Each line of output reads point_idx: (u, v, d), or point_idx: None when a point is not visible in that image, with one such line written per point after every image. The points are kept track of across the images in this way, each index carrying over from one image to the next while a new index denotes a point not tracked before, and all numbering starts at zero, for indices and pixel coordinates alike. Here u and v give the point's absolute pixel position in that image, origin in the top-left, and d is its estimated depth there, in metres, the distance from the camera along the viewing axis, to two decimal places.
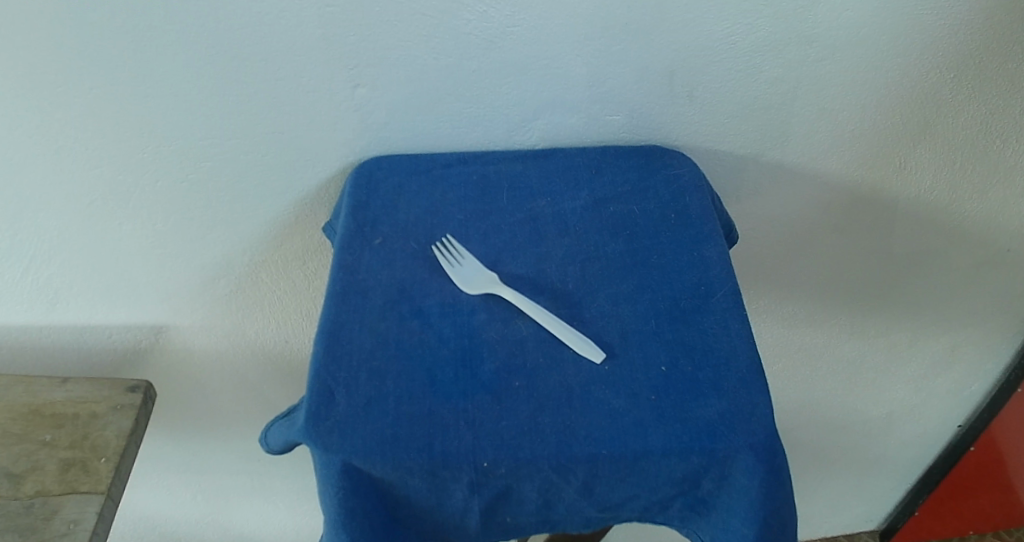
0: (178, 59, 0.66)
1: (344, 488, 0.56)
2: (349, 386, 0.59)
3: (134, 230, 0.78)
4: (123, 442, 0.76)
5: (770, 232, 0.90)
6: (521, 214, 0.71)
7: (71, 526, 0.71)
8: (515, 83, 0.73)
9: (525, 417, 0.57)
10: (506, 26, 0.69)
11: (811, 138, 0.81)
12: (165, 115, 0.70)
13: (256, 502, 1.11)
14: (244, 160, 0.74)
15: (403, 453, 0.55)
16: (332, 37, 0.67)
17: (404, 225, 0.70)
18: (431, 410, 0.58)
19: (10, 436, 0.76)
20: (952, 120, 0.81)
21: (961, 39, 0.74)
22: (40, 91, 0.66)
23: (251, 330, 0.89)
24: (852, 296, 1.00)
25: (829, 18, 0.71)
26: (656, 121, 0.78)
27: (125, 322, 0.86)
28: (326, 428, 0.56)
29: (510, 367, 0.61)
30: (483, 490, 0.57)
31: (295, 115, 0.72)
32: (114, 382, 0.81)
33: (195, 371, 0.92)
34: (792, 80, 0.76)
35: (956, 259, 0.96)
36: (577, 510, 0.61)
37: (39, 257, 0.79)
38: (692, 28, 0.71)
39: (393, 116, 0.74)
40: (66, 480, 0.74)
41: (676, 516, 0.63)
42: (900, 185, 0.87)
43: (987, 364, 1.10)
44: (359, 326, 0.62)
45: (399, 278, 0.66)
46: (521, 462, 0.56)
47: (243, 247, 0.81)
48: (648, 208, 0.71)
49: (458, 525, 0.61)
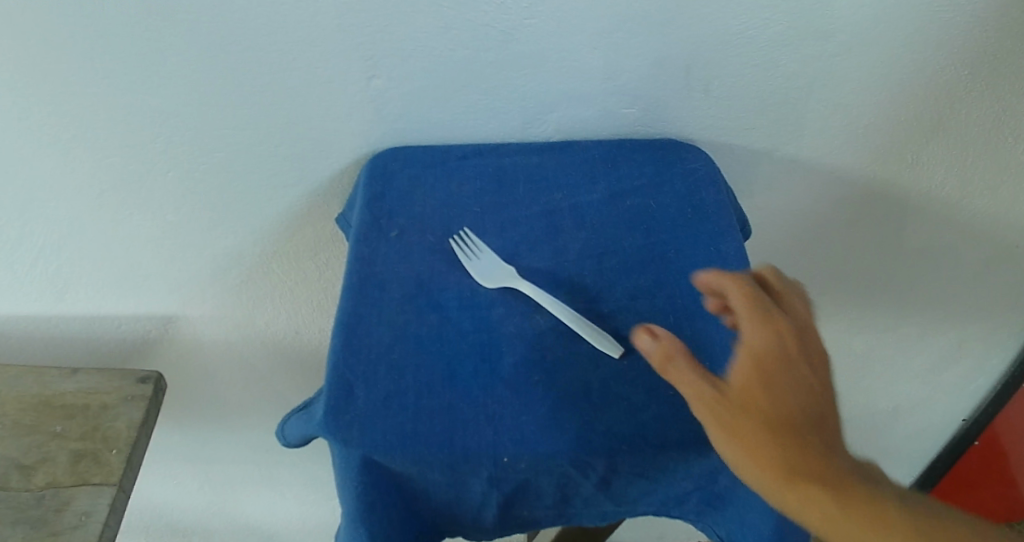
0: (191, 50, 0.66)
1: (363, 482, 0.57)
2: (368, 379, 0.58)
3: (145, 220, 0.77)
4: (134, 434, 0.76)
5: (782, 225, 0.91)
6: (538, 208, 0.71)
7: (82, 518, 0.70)
8: (531, 76, 0.73)
9: (544, 412, 0.58)
10: (523, 19, 0.68)
11: (825, 132, 0.81)
12: (176, 105, 0.69)
13: (264, 494, 1.11)
14: (258, 151, 0.74)
15: (423, 448, 0.56)
16: (347, 28, 0.67)
17: (421, 216, 0.70)
18: (451, 404, 0.58)
19: (21, 427, 0.75)
20: (965, 118, 0.81)
21: (977, 35, 0.74)
22: (52, 80, 0.65)
23: (261, 321, 0.88)
24: (858, 292, 1.01)
25: (846, 15, 0.71)
26: (671, 114, 0.77)
27: (134, 312, 0.85)
28: (346, 423, 0.56)
29: (530, 361, 0.60)
30: (502, 484, 0.57)
31: (309, 106, 0.71)
32: (125, 373, 0.80)
33: (204, 361, 0.91)
34: (808, 74, 0.75)
35: (966, 254, 0.96)
36: (594, 503, 0.61)
37: (49, 249, 0.78)
38: (709, 22, 0.71)
39: (408, 108, 0.73)
40: (76, 472, 0.73)
41: (692, 511, 0.63)
42: (912, 181, 0.87)
43: (992, 359, 1.10)
44: (377, 319, 0.62)
45: (416, 271, 0.66)
46: (542, 457, 0.56)
47: (254, 238, 0.81)
48: (665, 203, 0.71)
49: (475, 520, 0.61)
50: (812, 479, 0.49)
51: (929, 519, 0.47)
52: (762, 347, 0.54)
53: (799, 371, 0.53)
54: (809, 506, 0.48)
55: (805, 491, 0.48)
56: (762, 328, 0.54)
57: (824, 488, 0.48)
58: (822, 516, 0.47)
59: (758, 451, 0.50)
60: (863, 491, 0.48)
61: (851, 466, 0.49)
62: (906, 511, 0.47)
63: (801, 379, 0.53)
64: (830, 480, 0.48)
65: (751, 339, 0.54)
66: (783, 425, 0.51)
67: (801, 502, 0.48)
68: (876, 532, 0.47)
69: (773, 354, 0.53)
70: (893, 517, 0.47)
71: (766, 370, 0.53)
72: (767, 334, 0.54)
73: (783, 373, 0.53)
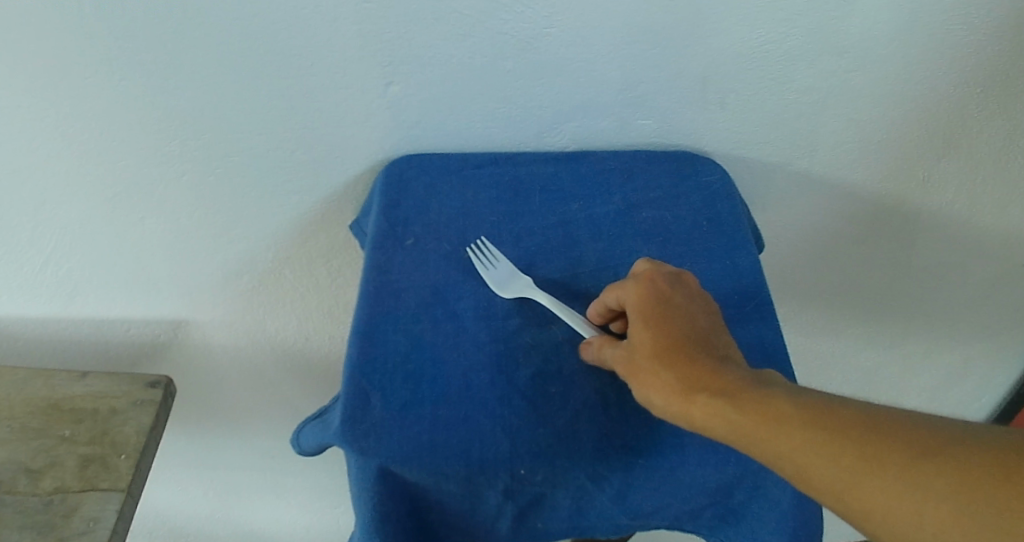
0: (209, 53, 0.65)
1: (379, 493, 0.56)
2: (385, 389, 0.58)
3: (158, 223, 0.76)
4: (143, 439, 0.75)
5: (794, 238, 0.91)
6: (554, 218, 0.71)
7: (91, 524, 0.70)
8: (547, 85, 0.73)
9: (561, 424, 0.58)
10: (542, 27, 0.68)
11: (839, 147, 0.81)
12: (193, 108, 0.69)
13: (268, 500, 1.10)
14: (274, 155, 0.73)
15: (440, 460, 0.55)
16: (367, 34, 0.66)
17: (437, 225, 0.69)
18: (467, 415, 0.57)
19: (30, 431, 0.75)
20: (976, 136, 0.81)
21: (991, 54, 0.74)
22: (69, 82, 0.65)
23: (271, 326, 0.88)
24: (866, 307, 1.01)
25: (863, 31, 0.71)
26: (687, 126, 0.77)
27: (143, 316, 0.85)
28: (363, 432, 0.56)
29: (546, 373, 0.60)
30: (518, 496, 0.57)
31: (326, 111, 0.71)
32: (134, 378, 0.79)
33: (213, 366, 0.91)
34: (823, 89, 0.75)
35: (974, 272, 0.96)
36: (609, 517, 0.60)
37: (60, 251, 0.77)
38: (727, 35, 0.71)
39: (424, 115, 0.73)
40: (85, 477, 0.73)
41: (706, 526, 0.62)
42: (923, 198, 0.87)
43: (996, 376, 1.11)
44: (393, 328, 0.62)
45: (432, 280, 0.65)
46: (558, 469, 0.56)
47: (267, 242, 0.80)
48: (681, 215, 0.71)
49: (489, 532, 0.61)
50: (707, 393, 0.51)
51: (821, 407, 0.49)
52: (640, 294, 0.57)
53: (681, 307, 0.57)
54: (710, 419, 0.50)
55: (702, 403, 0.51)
56: (636, 280, 0.58)
57: (719, 399, 0.51)
58: (724, 425, 0.50)
59: (655, 378, 0.53)
60: (755, 394, 0.50)
61: (743, 376, 0.52)
62: (800, 402, 0.49)
63: (680, 313, 0.56)
64: (725, 389, 0.51)
65: (628, 294, 0.58)
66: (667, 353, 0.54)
67: (702, 415, 0.51)
68: (777, 429, 0.49)
69: (653, 295, 0.57)
70: (788, 410, 0.49)
71: (648, 311, 0.56)
72: (644, 280, 0.58)
73: (660, 311, 0.56)
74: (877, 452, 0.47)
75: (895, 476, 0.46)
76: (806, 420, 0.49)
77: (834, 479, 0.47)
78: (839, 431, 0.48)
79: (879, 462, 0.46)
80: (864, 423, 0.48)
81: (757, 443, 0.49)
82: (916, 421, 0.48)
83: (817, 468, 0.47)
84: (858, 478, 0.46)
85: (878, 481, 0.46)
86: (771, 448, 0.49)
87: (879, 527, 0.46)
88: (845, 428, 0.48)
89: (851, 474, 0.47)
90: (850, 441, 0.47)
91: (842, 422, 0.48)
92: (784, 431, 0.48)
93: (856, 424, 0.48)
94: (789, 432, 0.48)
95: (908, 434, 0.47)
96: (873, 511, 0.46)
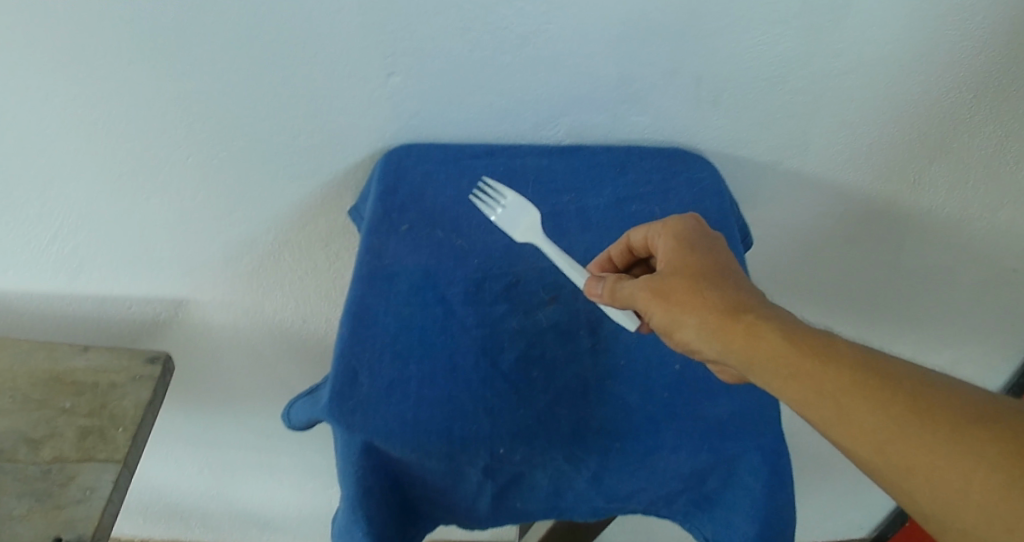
0: (216, 39, 0.67)
1: (363, 467, 0.58)
2: (373, 368, 0.60)
3: (161, 204, 0.79)
4: (141, 412, 0.77)
5: (784, 237, 0.92)
6: (545, 208, 0.73)
7: (87, 493, 0.73)
8: (545, 79, 0.74)
9: (541, 407, 0.61)
10: (541, 24, 0.70)
11: (829, 149, 0.83)
12: (199, 93, 0.71)
13: (262, 479, 1.12)
14: (276, 140, 0.75)
15: (422, 437, 0.58)
16: (370, 25, 0.68)
17: (431, 212, 0.70)
18: (451, 395, 0.60)
19: (30, 402, 0.77)
20: (967, 143, 0.82)
21: (981, 62, 0.75)
22: (79, 63, 0.67)
23: (269, 309, 0.90)
24: (856, 307, 1.02)
25: (854, 34, 0.73)
26: (680, 124, 0.79)
27: (145, 295, 0.87)
28: (350, 408, 0.58)
29: (530, 356, 0.63)
30: (497, 475, 0.60)
31: (328, 100, 0.73)
32: (134, 353, 0.81)
33: (211, 345, 0.93)
34: (815, 91, 0.77)
35: (963, 276, 0.97)
36: (584, 499, 0.63)
37: (66, 227, 0.79)
38: (722, 36, 0.72)
39: (423, 106, 0.75)
40: (83, 448, 0.75)
41: (680, 511, 0.64)
42: (913, 200, 0.88)
43: (983, 380, 1.12)
44: (385, 309, 0.63)
45: (424, 265, 0.67)
46: (536, 450, 0.59)
47: (268, 226, 0.82)
48: (668, 209, 0.74)
49: (469, 510, 0.63)
50: (749, 325, 0.56)
51: (867, 357, 0.54)
52: (685, 234, 0.62)
53: (721, 249, 0.61)
54: (757, 347, 0.55)
55: (750, 335, 0.55)
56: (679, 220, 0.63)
57: (763, 330, 0.55)
58: (771, 356, 0.55)
59: (701, 307, 0.57)
60: (798, 333, 0.55)
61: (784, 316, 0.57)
62: (847, 348, 0.54)
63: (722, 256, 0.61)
64: (771, 322, 0.56)
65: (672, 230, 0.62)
66: (711, 288, 0.58)
67: (745, 345, 0.55)
68: (823, 367, 0.54)
69: (697, 238, 0.61)
70: (828, 352, 0.54)
71: (695, 251, 0.61)
72: (689, 222, 0.62)
73: (707, 250, 0.60)
74: (909, 402, 0.51)
75: (933, 430, 0.50)
76: (849, 364, 0.53)
77: (875, 424, 0.52)
78: (884, 380, 0.52)
79: (912, 413, 0.51)
80: (898, 375, 0.53)
81: (804, 379, 0.54)
82: (955, 383, 0.52)
83: (861, 411, 0.52)
84: (897, 426, 0.51)
85: (919, 432, 0.51)
86: (813, 386, 0.53)
87: (910, 479, 0.51)
88: (881, 378, 0.53)
89: (892, 423, 0.51)
90: (893, 391, 0.52)
91: (876, 370, 0.53)
92: (832, 371, 0.53)
93: (900, 377, 0.53)
94: (836, 374, 0.53)
95: (947, 394, 0.52)
96: (909, 462, 0.51)
